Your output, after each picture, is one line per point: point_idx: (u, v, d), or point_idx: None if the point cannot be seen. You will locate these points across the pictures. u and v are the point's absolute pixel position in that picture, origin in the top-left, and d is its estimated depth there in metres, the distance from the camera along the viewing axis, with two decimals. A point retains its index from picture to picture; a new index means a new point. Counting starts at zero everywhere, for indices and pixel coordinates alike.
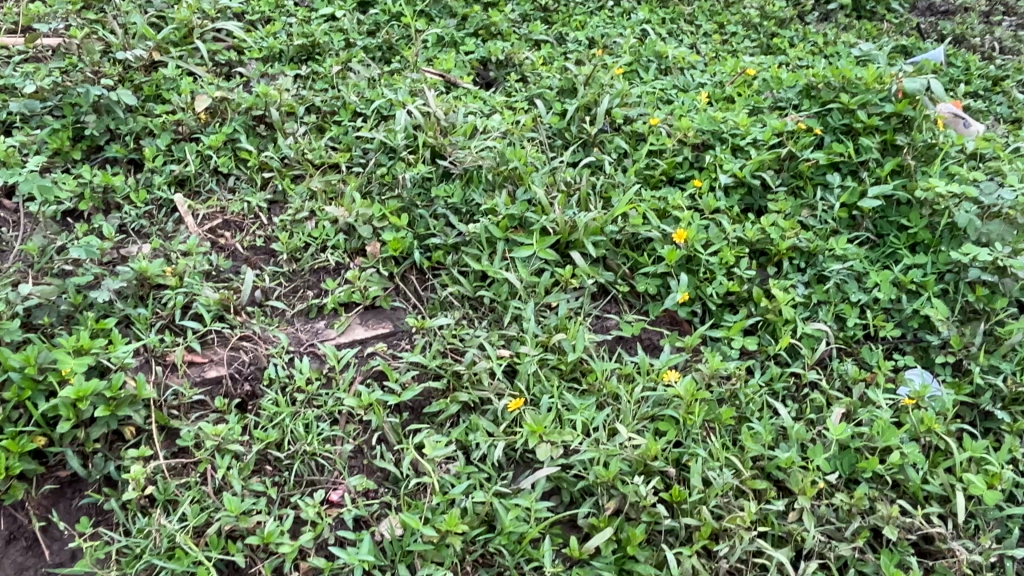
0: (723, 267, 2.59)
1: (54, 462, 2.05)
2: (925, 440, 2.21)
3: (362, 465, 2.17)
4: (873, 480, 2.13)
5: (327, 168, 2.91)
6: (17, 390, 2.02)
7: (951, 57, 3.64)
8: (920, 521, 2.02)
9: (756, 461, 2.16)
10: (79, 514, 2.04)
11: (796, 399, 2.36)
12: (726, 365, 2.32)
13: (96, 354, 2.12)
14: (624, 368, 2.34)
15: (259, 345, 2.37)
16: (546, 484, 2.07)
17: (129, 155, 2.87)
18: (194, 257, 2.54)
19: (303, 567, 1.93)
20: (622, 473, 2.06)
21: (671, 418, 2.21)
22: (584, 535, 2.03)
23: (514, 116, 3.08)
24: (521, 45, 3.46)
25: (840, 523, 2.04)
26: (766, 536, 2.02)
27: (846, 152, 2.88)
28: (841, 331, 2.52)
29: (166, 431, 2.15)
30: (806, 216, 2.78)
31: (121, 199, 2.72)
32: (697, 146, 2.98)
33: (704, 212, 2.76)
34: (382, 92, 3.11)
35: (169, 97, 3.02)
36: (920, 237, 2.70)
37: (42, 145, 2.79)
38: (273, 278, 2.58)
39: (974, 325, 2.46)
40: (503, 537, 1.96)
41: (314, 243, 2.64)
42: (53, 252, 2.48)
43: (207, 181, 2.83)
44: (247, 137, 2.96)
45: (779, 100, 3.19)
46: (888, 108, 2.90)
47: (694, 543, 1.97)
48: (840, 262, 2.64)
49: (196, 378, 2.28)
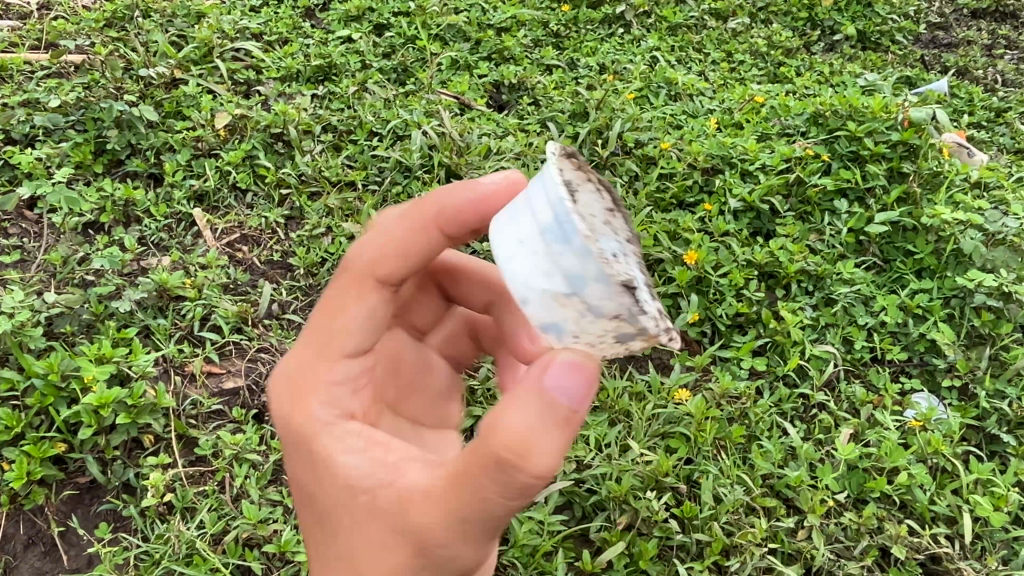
0: (732, 288, 2.63)
1: (74, 468, 2.09)
2: (932, 461, 2.24)
3: None
4: (882, 500, 2.15)
5: (343, 185, 2.95)
6: (39, 397, 2.05)
7: (954, 89, 3.70)
8: (928, 541, 2.05)
9: (765, 479, 2.19)
10: (97, 520, 2.06)
11: (804, 419, 2.40)
12: (736, 386, 2.36)
13: (117, 363, 2.16)
14: (635, 386, 2.38)
15: (276, 357, 2.42)
16: (559, 498, 2.10)
17: (149, 170, 2.91)
18: (213, 270, 2.58)
19: None
20: (634, 488, 2.10)
21: (682, 436, 2.25)
22: (596, 549, 2.06)
23: (528, 138, 3.14)
24: (534, 70, 3.52)
25: (848, 542, 2.06)
26: (776, 553, 2.05)
27: (853, 178, 2.93)
28: (848, 352, 2.55)
29: (184, 439, 2.19)
30: (814, 241, 2.83)
31: (142, 212, 2.76)
32: (707, 170, 3.03)
33: (713, 235, 2.82)
34: (398, 113, 3.17)
35: (190, 114, 3.07)
36: (926, 263, 2.74)
37: (65, 158, 2.84)
38: (290, 292, 2.62)
39: (979, 350, 2.51)
40: (517, 550, 1.98)
41: (330, 258, 2.70)
42: (75, 262, 2.52)
43: (226, 197, 2.88)
44: (265, 154, 3.01)
45: (787, 127, 3.25)
46: (894, 136, 2.97)
47: (705, 559, 2.00)
48: (847, 286, 2.68)
49: (214, 389, 2.33)
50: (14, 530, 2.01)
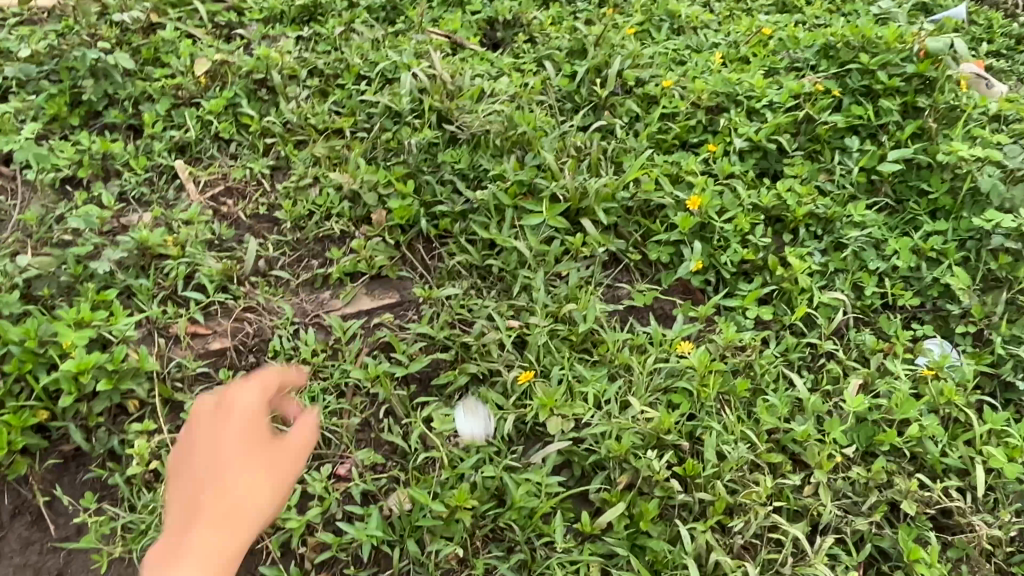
0: (738, 234, 2.51)
1: (58, 436, 2.02)
2: (944, 412, 2.16)
3: (369, 439, 2.12)
4: (891, 453, 2.08)
5: (331, 133, 2.83)
6: (17, 363, 1.98)
7: (973, 15, 3.50)
8: (938, 495, 1.98)
9: (772, 434, 2.11)
10: (84, 488, 2.01)
11: (812, 369, 2.31)
12: (741, 336, 2.28)
13: (97, 327, 2.09)
14: (636, 338, 2.29)
15: (264, 316, 2.32)
16: (557, 459, 2.04)
17: (128, 121, 2.78)
18: (197, 226, 2.48)
19: (311, 542, 1.91)
20: (634, 447, 2.02)
21: (684, 390, 2.16)
22: (596, 509, 2.00)
23: (522, 79, 3.00)
24: (530, 4, 3.34)
25: (856, 497, 2.00)
26: (781, 510, 1.98)
27: (865, 114, 2.79)
28: (859, 299, 2.45)
29: (170, 404, 2.11)
30: (823, 181, 2.70)
31: (121, 165, 2.64)
32: (711, 109, 2.89)
33: (718, 177, 2.69)
34: (386, 55, 3.02)
35: (169, 61, 2.92)
36: (942, 203, 2.61)
37: (40, 111, 2.72)
38: (276, 247, 2.51)
39: (996, 294, 2.39)
40: (514, 512, 1.93)
41: (318, 211, 2.58)
42: (53, 222, 2.42)
43: (208, 148, 2.76)
44: (248, 101, 2.87)
45: (796, 60, 3.08)
46: (909, 68, 2.82)
47: (708, 518, 1.93)
48: (858, 229, 2.57)
49: (201, 350, 2.25)
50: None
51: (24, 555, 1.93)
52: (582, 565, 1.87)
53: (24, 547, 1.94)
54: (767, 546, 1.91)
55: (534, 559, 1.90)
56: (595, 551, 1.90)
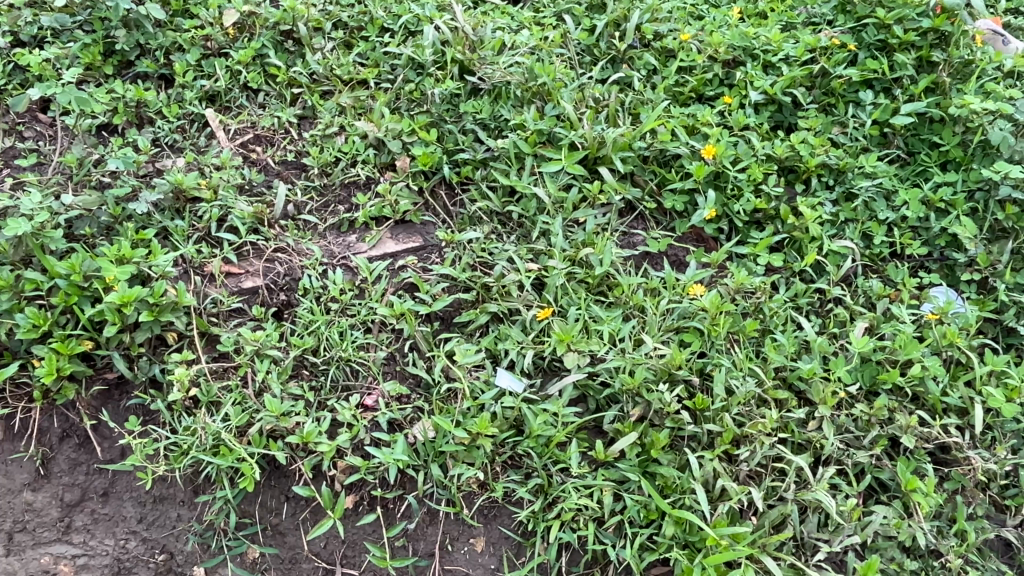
0: (751, 183, 2.58)
1: (102, 364, 2.15)
2: (946, 354, 2.23)
3: (394, 371, 2.23)
4: (893, 392, 2.17)
5: (356, 84, 2.91)
6: (64, 296, 2.09)
7: None
8: (937, 431, 2.07)
9: (778, 372, 2.21)
10: (127, 414, 2.14)
11: (820, 313, 2.40)
12: (751, 280, 2.36)
13: (137, 264, 2.17)
14: (650, 282, 2.38)
15: (294, 257, 2.43)
16: (573, 392, 2.15)
17: (160, 71, 2.85)
18: (228, 170, 2.57)
19: (341, 465, 2.03)
20: (647, 380, 2.12)
21: (695, 330, 2.26)
22: (609, 439, 2.11)
23: (543, 32, 3.06)
24: None
25: (859, 432, 2.08)
26: (786, 442, 2.08)
27: (880, 68, 2.83)
28: (867, 248, 2.54)
29: (207, 337, 2.23)
30: (837, 133, 2.76)
31: (154, 113, 2.74)
32: (728, 63, 2.94)
33: (733, 129, 2.74)
34: (409, 7, 3.08)
35: (197, 12, 2.97)
36: (952, 155, 2.65)
37: (75, 59, 2.79)
38: (305, 193, 2.61)
39: (1002, 244, 2.45)
40: (532, 440, 2.05)
41: (344, 158, 2.67)
42: (91, 164, 2.53)
43: (237, 97, 2.84)
44: (275, 52, 2.94)
45: (813, 15, 3.12)
46: (925, 24, 2.84)
47: (716, 448, 2.03)
48: (869, 179, 2.63)
49: (234, 287, 2.34)
50: (49, 424, 2.11)
51: (73, 475, 2.08)
52: (596, 489, 2.00)
53: (73, 468, 2.09)
54: (771, 475, 2.02)
55: (550, 484, 2.03)
56: (608, 477, 2.03)
